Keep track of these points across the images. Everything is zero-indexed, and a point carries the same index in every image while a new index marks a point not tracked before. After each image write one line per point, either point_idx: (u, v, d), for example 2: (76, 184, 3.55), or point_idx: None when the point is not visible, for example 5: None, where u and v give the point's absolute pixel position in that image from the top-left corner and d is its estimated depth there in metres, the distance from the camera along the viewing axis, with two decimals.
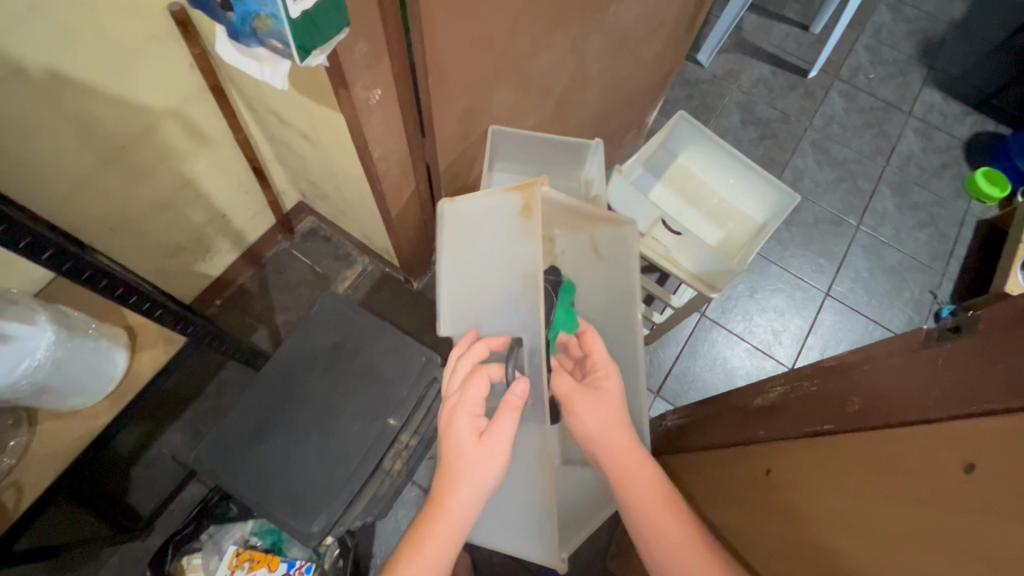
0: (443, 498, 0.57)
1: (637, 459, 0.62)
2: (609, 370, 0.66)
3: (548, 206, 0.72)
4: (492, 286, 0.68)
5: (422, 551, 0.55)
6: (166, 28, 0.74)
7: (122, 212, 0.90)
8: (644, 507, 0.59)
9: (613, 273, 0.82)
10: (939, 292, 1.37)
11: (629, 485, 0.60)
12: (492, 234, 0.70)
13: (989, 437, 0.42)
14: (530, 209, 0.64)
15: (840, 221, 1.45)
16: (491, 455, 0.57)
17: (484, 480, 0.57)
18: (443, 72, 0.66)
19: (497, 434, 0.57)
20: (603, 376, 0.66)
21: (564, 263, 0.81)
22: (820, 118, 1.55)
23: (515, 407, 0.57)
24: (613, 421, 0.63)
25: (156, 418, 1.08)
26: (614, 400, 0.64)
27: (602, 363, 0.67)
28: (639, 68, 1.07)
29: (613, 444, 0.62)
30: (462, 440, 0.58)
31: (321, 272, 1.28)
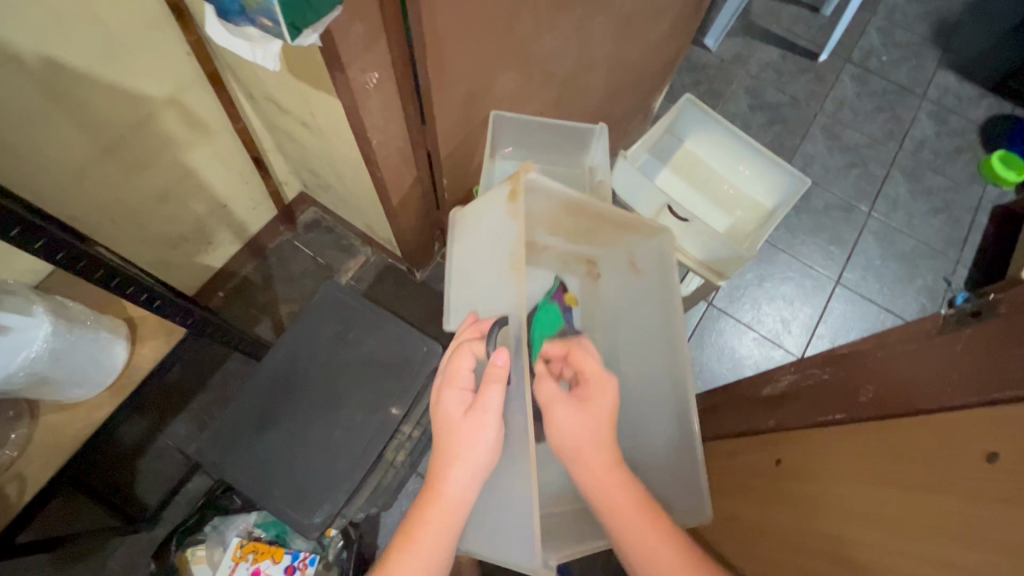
0: (438, 484, 0.55)
1: (618, 480, 0.58)
2: (599, 383, 0.62)
3: (547, 198, 0.73)
4: (488, 269, 0.71)
5: (415, 539, 0.53)
6: (161, 13, 0.72)
7: (121, 203, 0.89)
8: (624, 518, 0.56)
9: (649, 286, 0.78)
10: (953, 279, 1.34)
11: (607, 505, 0.57)
12: (492, 221, 0.73)
13: (1013, 424, 0.39)
14: (517, 192, 0.66)
15: (851, 208, 1.42)
16: (475, 431, 0.56)
17: (476, 463, 0.55)
18: (442, 55, 0.64)
19: (484, 409, 0.56)
20: (592, 388, 0.62)
21: (605, 285, 0.86)
22: (831, 103, 1.52)
23: (500, 380, 0.56)
24: (594, 437, 0.59)
25: (161, 410, 1.08)
26: (600, 416, 0.60)
27: (592, 374, 0.63)
28: (645, 51, 1.05)
29: (593, 462, 0.58)
30: (451, 415, 0.57)
31: (325, 263, 1.28)
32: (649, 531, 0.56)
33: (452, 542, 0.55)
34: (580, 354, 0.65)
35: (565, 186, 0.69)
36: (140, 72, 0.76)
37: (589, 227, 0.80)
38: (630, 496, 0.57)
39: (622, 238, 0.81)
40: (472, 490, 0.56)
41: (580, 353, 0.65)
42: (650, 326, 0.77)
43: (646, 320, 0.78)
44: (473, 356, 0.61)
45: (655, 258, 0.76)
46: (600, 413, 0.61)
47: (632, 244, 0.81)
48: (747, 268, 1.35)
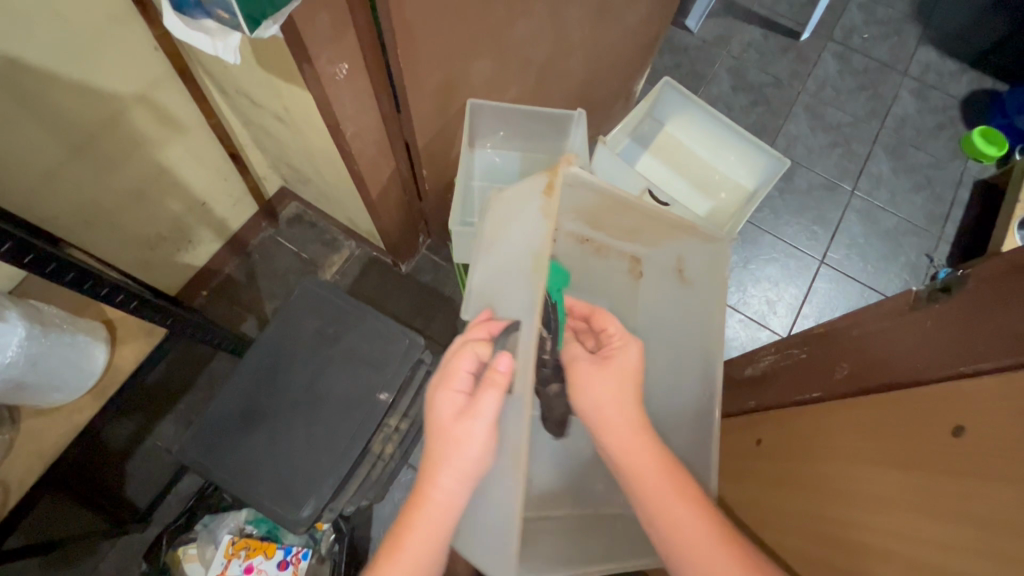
0: (427, 490, 0.55)
1: (642, 436, 0.57)
2: (621, 345, 0.63)
3: (588, 191, 0.66)
4: (507, 264, 0.66)
5: (402, 547, 0.54)
6: (124, 7, 0.70)
7: (95, 203, 0.88)
8: (650, 487, 0.54)
9: (694, 298, 0.75)
10: (936, 255, 1.35)
11: (634, 470, 0.55)
12: (518, 213, 0.66)
13: (979, 396, 0.41)
14: (551, 189, 0.59)
15: (835, 187, 1.42)
16: (467, 438, 0.55)
17: (468, 469, 0.56)
18: (414, 42, 0.63)
19: (477, 414, 0.56)
20: (616, 347, 0.63)
21: (646, 289, 0.83)
22: (813, 82, 1.51)
23: (498, 386, 0.56)
24: (618, 399, 0.58)
25: (149, 412, 1.08)
26: (626, 375, 0.61)
27: (615, 336, 0.64)
28: (624, 34, 1.04)
29: (617, 421, 0.58)
30: (443, 417, 0.57)
31: (309, 258, 1.27)
32: (680, 507, 0.54)
33: (446, 544, 0.56)
34: (604, 317, 0.66)
35: (604, 184, 0.62)
36: (106, 68, 0.74)
37: (637, 224, 0.74)
38: (656, 468, 0.55)
39: (674, 241, 0.75)
40: (465, 494, 0.56)
41: (603, 315, 0.67)
42: (689, 332, 0.75)
43: (683, 324, 0.77)
44: (475, 357, 0.59)
45: (711, 270, 0.72)
46: (625, 375, 0.60)
47: (686, 249, 0.75)
48: (732, 251, 1.36)
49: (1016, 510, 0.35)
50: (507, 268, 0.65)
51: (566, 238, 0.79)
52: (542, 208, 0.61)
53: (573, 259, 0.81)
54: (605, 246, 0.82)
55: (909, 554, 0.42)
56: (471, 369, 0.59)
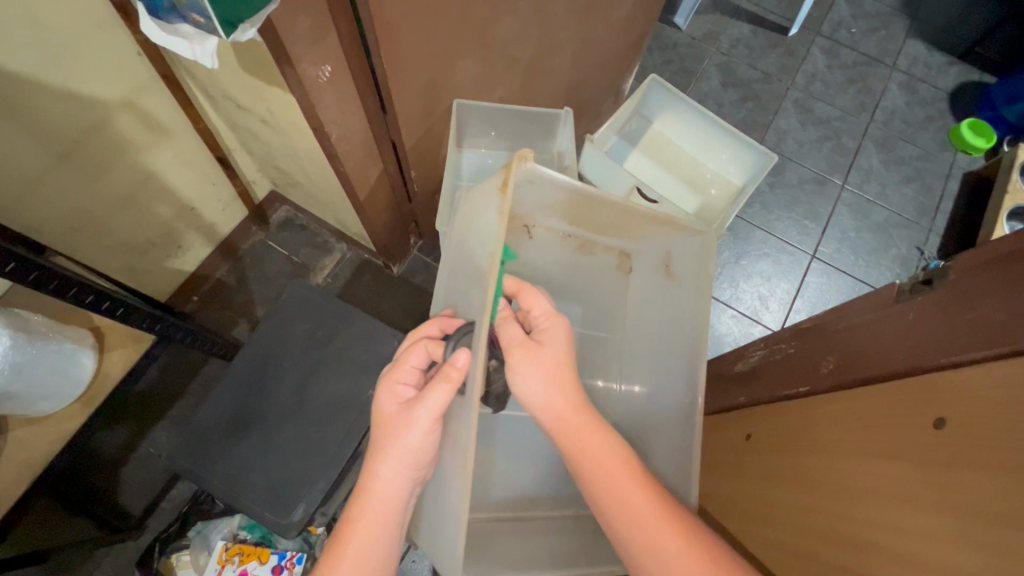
0: (369, 481, 0.56)
1: (570, 412, 0.59)
2: (544, 329, 0.62)
3: (553, 187, 0.67)
4: (466, 261, 0.66)
5: (347, 537, 0.55)
6: (106, 13, 0.70)
7: (82, 210, 0.87)
8: (596, 466, 0.57)
9: (681, 292, 0.74)
10: (926, 248, 1.36)
11: (584, 455, 0.57)
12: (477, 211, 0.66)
13: (958, 387, 0.41)
14: (504, 185, 0.59)
15: (825, 181, 1.42)
16: (405, 426, 0.56)
17: (410, 459, 0.56)
18: (397, 43, 0.63)
19: (422, 404, 0.55)
20: (543, 328, 0.62)
21: (635, 283, 0.83)
22: (802, 76, 1.52)
23: (452, 381, 0.54)
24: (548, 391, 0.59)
25: (140, 419, 1.08)
26: (553, 359, 0.60)
27: (539, 316, 0.63)
28: (610, 31, 1.04)
29: (554, 395, 0.59)
30: (388, 407, 0.58)
31: (300, 262, 1.26)
32: (622, 475, 0.56)
33: (389, 538, 0.56)
34: (530, 295, 0.64)
35: (560, 176, 0.63)
36: (90, 75, 0.74)
37: (613, 220, 0.74)
38: (608, 453, 0.57)
39: (661, 236, 0.75)
40: (407, 484, 0.57)
41: (529, 292, 0.65)
42: (676, 329, 0.75)
43: (671, 321, 0.76)
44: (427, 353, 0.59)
45: (694, 261, 0.72)
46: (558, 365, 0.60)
47: (674, 241, 0.75)
48: (723, 247, 1.36)
49: (995, 500, 0.36)
50: (469, 268, 0.65)
51: (546, 234, 0.80)
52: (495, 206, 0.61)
53: (555, 254, 0.82)
54: (590, 242, 0.81)
55: (894, 545, 0.42)
56: (419, 364, 0.61)
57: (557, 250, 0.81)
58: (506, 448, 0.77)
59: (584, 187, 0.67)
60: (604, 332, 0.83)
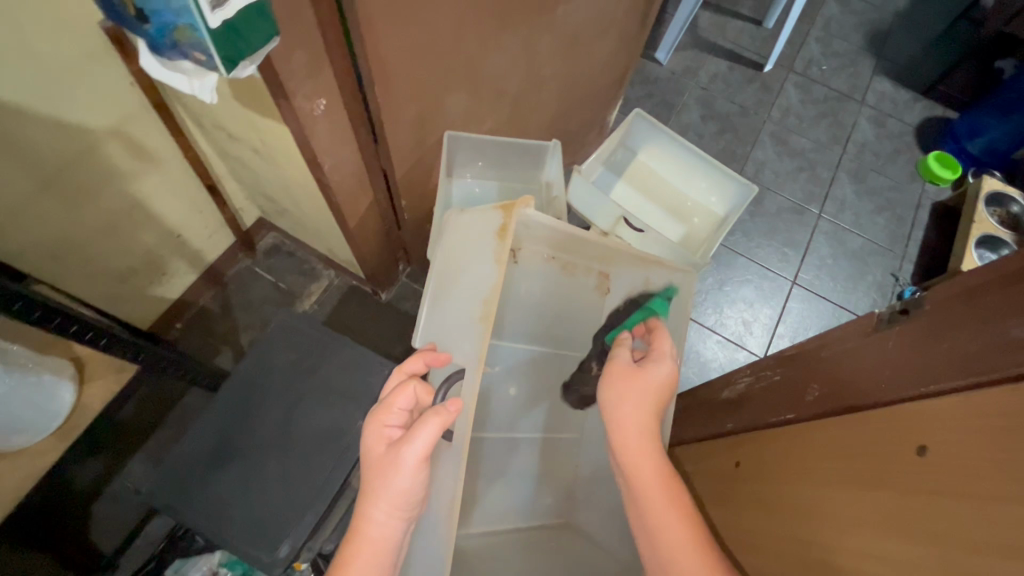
0: (361, 524, 0.56)
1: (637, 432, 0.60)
2: (655, 360, 0.64)
3: (540, 228, 0.70)
4: (459, 300, 0.67)
5: None
6: (100, 44, 0.71)
7: (64, 237, 0.86)
8: (635, 471, 0.58)
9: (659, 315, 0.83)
10: (900, 274, 1.40)
11: (626, 456, 0.59)
12: (471, 256, 0.68)
13: (940, 417, 0.42)
14: (504, 232, 0.63)
15: (802, 210, 1.47)
16: (394, 468, 0.55)
17: (398, 501, 0.55)
18: (389, 77, 0.64)
19: (409, 444, 0.55)
20: (651, 361, 0.64)
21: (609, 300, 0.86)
22: (778, 110, 1.59)
23: (440, 420, 0.55)
24: (648, 398, 0.61)
25: (116, 451, 1.04)
26: (654, 386, 0.62)
27: (659, 354, 0.64)
28: (595, 66, 1.08)
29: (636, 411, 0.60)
30: (374, 451, 0.58)
31: (286, 288, 1.25)
32: (653, 479, 0.57)
33: None
34: (660, 336, 0.66)
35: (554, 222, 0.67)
36: (79, 103, 0.74)
37: (603, 253, 0.79)
38: (641, 449, 0.59)
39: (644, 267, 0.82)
40: (399, 525, 0.57)
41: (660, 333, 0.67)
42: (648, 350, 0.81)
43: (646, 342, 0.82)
44: (415, 395, 0.59)
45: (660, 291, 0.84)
46: (651, 392, 0.62)
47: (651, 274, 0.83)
48: (707, 273, 1.39)
49: (973, 528, 0.36)
50: (462, 308, 0.67)
51: (530, 258, 0.77)
52: (495, 250, 0.65)
53: (541, 279, 0.80)
54: (573, 265, 0.82)
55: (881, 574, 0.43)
56: (407, 407, 0.59)
57: (541, 275, 0.80)
58: (487, 470, 0.76)
59: (573, 228, 0.71)
60: (575, 351, 0.86)
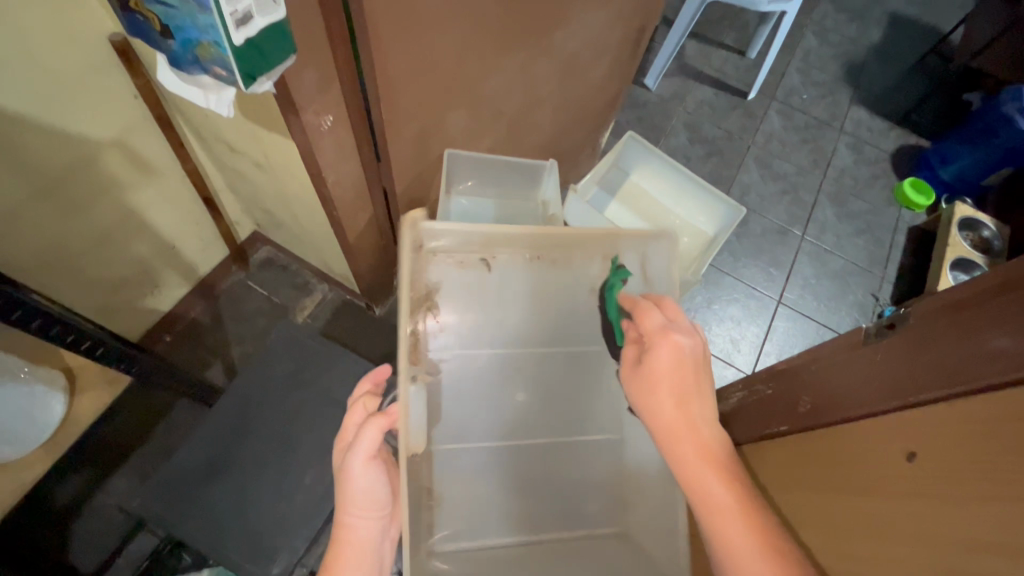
0: (342, 528, 0.56)
1: (690, 426, 0.52)
2: (656, 339, 0.56)
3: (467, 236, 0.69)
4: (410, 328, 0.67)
5: None
6: (105, 56, 0.72)
7: (60, 247, 0.85)
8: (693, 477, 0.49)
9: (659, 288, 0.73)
10: (880, 294, 1.45)
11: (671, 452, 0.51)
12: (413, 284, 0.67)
13: (925, 425, 0.43)
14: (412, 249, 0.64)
15: (786, 232, 1.52)
16: (350, 474, 0.56)
17: (364, 503, 0.57)
18: (395, 96, 0.66)
19: (358, 450, 0.55)
20: (656, 340, 0.55)
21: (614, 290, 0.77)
22: (761, 136, 1.65)
23: (382, 424, 0.55)
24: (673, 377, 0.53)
25: (99, 466, 1.02)
26: (669, 370, 0.54)
27: (654, 329, 0.57)
28: (589, 90, 1.11)
29: (665, 403, 0.53)
30: (336, 462, 0.59)
31: (279, 302, 1.25)
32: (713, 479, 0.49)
33: None
34: (643, 310, 0.59)
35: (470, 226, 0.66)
36: (82, 113, 0.75)
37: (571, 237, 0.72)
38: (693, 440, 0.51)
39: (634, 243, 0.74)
40: (375, 525, 0.58)
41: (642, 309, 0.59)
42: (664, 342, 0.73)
43: None
44: (365, 411, 0.59)
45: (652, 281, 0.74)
46: (672, 371, 0.54)
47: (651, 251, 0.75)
48: (696, 291, 1.42)
49: (956, 530, 0.38)
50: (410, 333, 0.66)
51: (509, 260, 0.73)
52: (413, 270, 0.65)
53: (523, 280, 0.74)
54: (556, 257, 0.75)
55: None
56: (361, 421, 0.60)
57: (527, 274, 0.74)
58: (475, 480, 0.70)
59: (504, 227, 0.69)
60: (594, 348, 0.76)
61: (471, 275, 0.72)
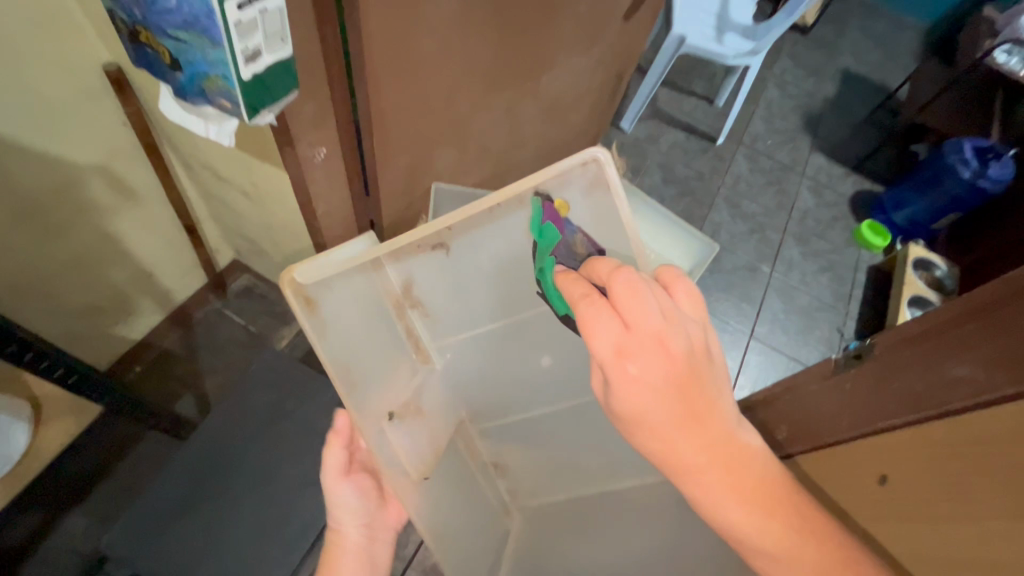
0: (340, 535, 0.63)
1: (720, 454, 0.42)
2: (624, 374, 0.39)
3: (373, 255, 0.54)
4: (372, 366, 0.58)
5: None
6: (96, 83, 0.73)
7: (33, 271, 0.83)
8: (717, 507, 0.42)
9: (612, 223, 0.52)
10: (845, 329, 1.52)
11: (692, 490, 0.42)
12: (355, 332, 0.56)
13: (898, 449, 0.46)
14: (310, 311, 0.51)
15: (756, 268, 1.59)
16: (335, 496, 0.62)
17: (353, 511, 0.62)
18: (388, 131, 0.69)
19: (333, 469, 0.62)
20: (632, 369, 0.39)
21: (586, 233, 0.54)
22: (730, 178, 1.74)
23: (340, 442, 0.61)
24: (665, 405, 0.40)
25: (54, 504, 0.96)
26: (659, 410, 0.40)
27: (615, 348, 0.39)
28: (570, 130, 1.17)
29: (677, 439, 0.41)
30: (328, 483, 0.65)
31: (256, 331, 1.22)
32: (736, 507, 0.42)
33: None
34: (586, 321, 0.40)
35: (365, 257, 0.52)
36: (67, 137, 0.75)
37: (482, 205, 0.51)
38: (710, 465, 0.42)
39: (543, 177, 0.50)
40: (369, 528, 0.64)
41: (591, 316, 0.40)
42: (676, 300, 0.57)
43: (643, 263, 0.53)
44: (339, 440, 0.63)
45: (606, 220, 0.53)
46: (663, 397, 0.39)
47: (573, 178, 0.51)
48: None
49: (932, 547, 0.40)
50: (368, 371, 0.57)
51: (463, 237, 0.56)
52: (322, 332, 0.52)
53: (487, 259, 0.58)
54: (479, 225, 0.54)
55: None
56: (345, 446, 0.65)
57: (494, 242, 0.57)
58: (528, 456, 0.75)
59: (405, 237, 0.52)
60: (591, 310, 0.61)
61: (429, 262, 0.58)
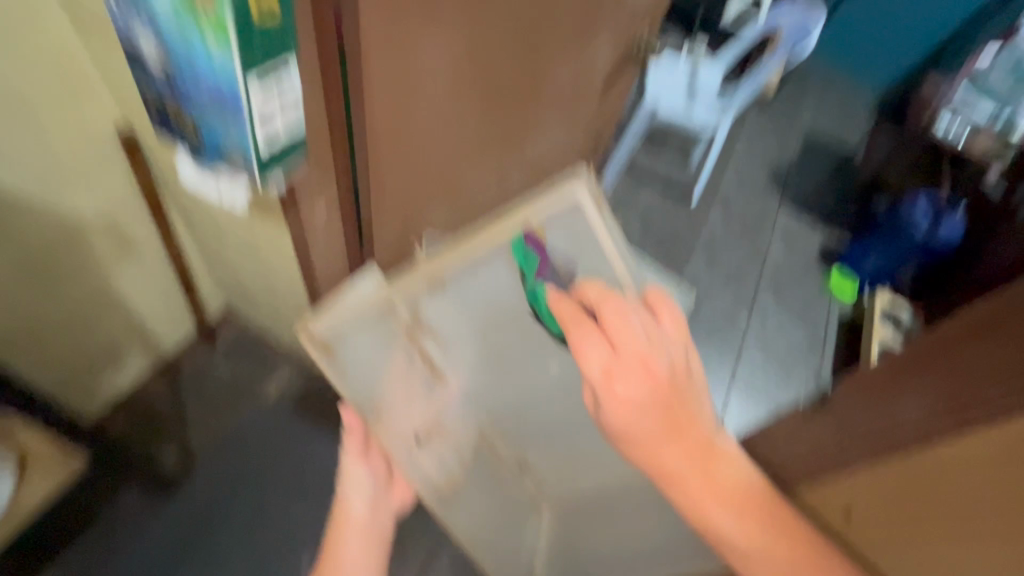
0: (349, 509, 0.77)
1: (707, 458, 0.47)
2: (612, 392, 0.46)
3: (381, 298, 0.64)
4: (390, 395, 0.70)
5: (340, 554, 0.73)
6: (109, 147, 0.78)
7: (30, 325, 0.85)
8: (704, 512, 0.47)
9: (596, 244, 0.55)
10: (820, 377, 1.58)
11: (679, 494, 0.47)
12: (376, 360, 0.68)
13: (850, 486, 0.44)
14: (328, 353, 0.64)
15: (734, 316, 1.66)
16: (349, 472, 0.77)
17: (360, 486, 0.77)
18: (386, 194, 0.74)
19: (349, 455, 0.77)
20: (619, 385, 0.45)
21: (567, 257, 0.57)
22: (706, 230, 1.84)
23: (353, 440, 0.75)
24: (652, 415, 0.45)
25: None
26: (644, 422, 0.46)
27: (606, 366, 0.46)
28: None
29: (666, 447, 0.46)
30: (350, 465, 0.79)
31: (243, 381, 1.17)
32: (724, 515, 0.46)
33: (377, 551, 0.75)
34: (578, 345, 0.47)
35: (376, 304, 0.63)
36: (76, 198, 0.79)
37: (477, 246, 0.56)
38: (698, 469, 0.47)
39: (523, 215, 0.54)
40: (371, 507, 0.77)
41: (582, 339, 0.47)
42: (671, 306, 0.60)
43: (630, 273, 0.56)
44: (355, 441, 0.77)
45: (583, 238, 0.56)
46: (652, 409, 0.45)
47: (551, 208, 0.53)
48: None
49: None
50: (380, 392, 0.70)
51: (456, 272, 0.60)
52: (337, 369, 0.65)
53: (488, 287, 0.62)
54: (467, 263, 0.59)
55: None
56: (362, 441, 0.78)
57: (481, 278, 0.61)
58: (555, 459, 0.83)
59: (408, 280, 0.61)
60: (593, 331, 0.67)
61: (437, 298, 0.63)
